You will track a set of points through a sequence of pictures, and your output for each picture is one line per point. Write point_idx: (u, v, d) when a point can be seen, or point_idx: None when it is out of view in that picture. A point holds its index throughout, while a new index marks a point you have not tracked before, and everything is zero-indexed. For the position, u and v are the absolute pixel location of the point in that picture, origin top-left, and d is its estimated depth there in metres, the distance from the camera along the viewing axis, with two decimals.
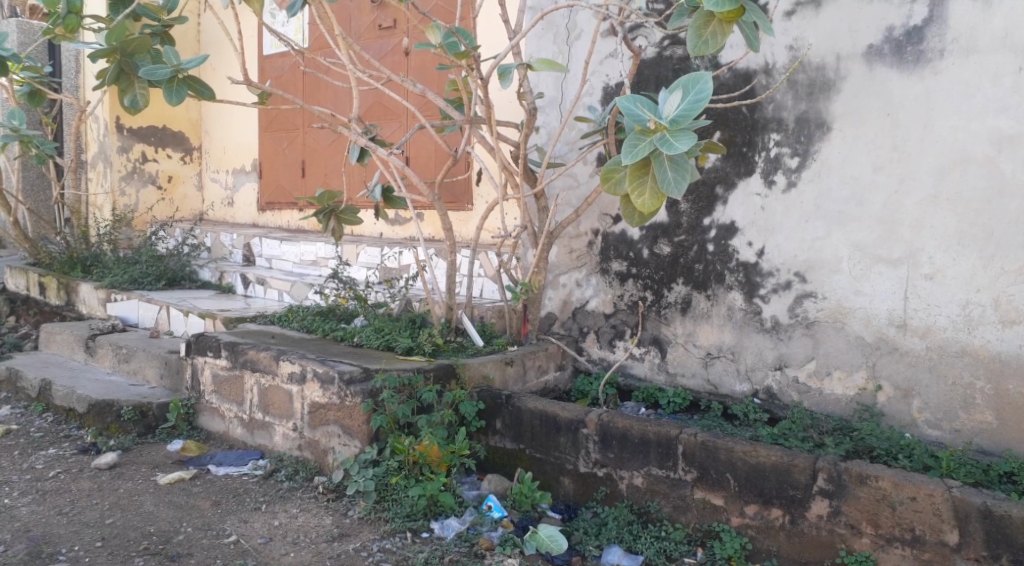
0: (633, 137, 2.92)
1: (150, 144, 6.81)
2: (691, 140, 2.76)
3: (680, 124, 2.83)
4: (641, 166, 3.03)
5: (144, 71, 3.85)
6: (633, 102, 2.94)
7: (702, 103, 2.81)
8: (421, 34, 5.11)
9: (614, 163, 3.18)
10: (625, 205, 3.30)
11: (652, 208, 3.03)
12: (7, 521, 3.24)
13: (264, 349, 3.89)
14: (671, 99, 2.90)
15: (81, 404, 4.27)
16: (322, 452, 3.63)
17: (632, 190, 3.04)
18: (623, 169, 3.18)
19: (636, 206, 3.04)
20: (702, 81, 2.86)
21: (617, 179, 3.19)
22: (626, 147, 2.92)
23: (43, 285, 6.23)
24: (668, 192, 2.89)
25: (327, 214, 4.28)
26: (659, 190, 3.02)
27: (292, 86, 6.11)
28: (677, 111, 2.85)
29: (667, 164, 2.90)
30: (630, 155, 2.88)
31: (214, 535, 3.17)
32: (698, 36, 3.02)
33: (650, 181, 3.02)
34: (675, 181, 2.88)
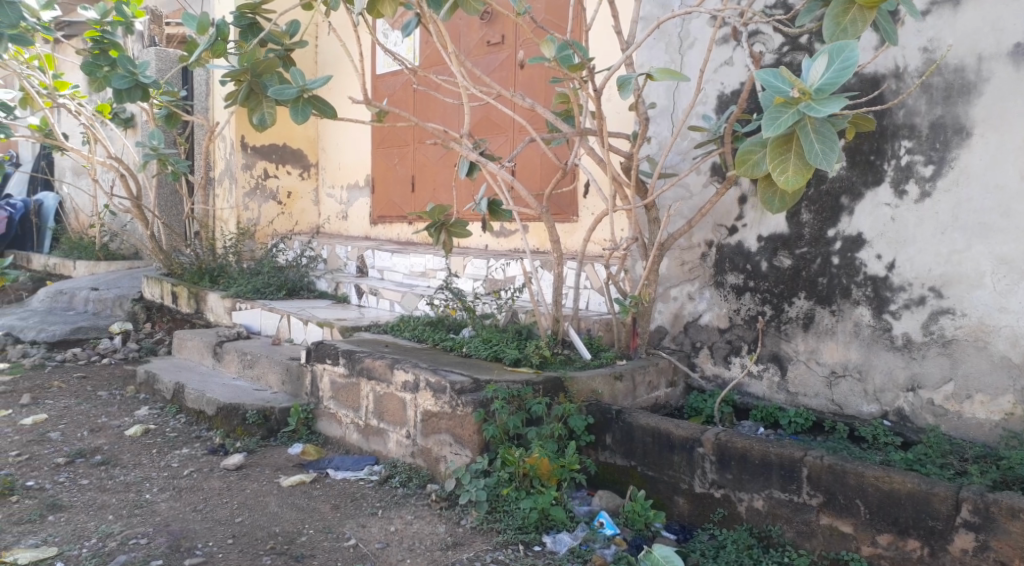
0: (775, 108, 2.84)
1: (272, 161, 7.10)
2: (839, 104, 2.65)
3: (825, 92, 2.73)
4: (784, 142, 2.94)
5: (272, 91, 4.04)
6: (775, 75, 2.86)
7: (851, 68, 2.70)
8: (532, 48, 5.13)
9: (753, 144, 3.11)
10: (765, 189, 3.22)
11: (796, 185, 2.93)
12: (148, 515, 3.43)
13: (379, 358, 3.98)
14: (816, 66, 2.80)
15: (210, 407, 4.48)
16: (434, 460, 3.68)
17: (775, 167, 2.95)
18: (762, 149, 3.09)
19: (779, 184, 2.95)
20: (849, 49, 2.75)
21: (756, 160, 3.10)
22: (768, 119, 2.83)
23: (176, 294, 6.60)
24: (814, 164, 2.77)
25: (437, 227, 4.35)
26: (804, 166, 2.92)
27: (403, 103, 6.25)
28: (823, 79, 2.75)
29: (812, 136, 2.79)
30: (773, 126, 2.80)
31: (335, 538, 3.24)
32: (838, 23, 2.94)
33: (795, 156, 2.93)
34: (823, 153, 2.76)
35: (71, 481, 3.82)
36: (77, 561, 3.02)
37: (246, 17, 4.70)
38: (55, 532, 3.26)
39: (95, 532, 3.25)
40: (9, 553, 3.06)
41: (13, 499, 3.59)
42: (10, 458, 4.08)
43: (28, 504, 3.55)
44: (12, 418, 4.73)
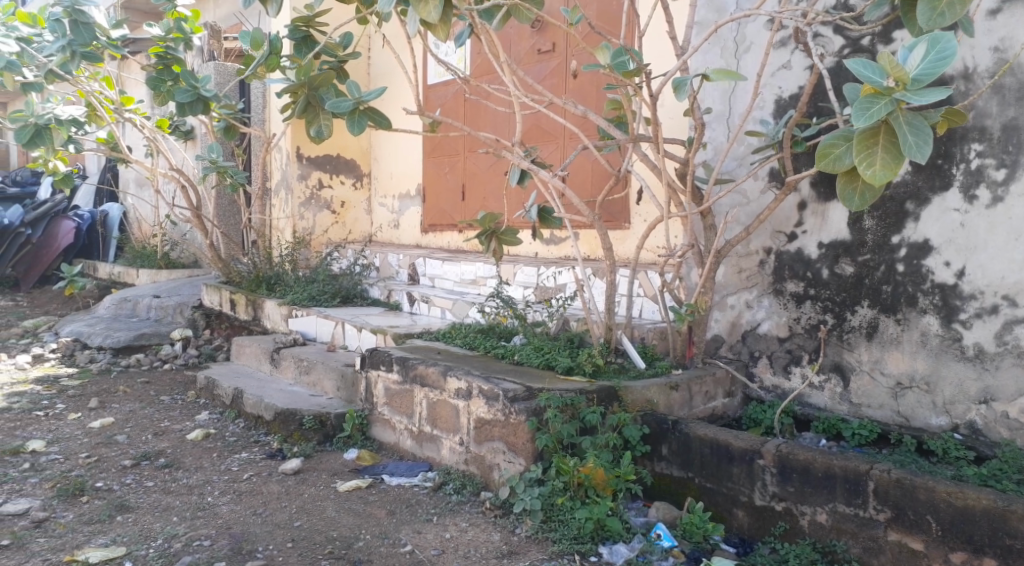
0: (866, 99, 2.78)
1: (326, 171, 7.20)
2: (940, 95, 2.61)
3: (921, 83, 2.70)
4: (871, 136, 2.87)
5: (328, 104, 4.12)
6: (867, 66, 2.80)
7: (949, 59, 2.66)
8: (584, 55, 5.12)
9: (834, 138, 3.03)
10: (844, 185, 3.11)
11: (884, 180, 2.86)
12: (211, 518, 3.49)
13: (432, 365, 4.00)
14: (912, 57, 2.76)
15: (268, 412, 4.55)
16: (488, 468, 3.67)
17: (862, 161, 2.88)
18: (844, 143, 3.01)
19: (866, 178, 2.88)
20: (944, 40, 2.71)
21: (837, 154, 3.01)
22: (858, 110, 2.77)
23: (234, 302, 6.72)
24: (908, 157, 2.72)
25: (488, 235, 4.37)
26: (891, 161, 2.85)
27: (453, 112, 6.29)
28: (918, 69, 2.72)
29: (905, 127, 2.76)
30: (865, 117, 2.74)
31: (391, 544, 3.26)
32: (933, 8, 2.86)
33: (882, 150, 2.86)
34: (917, 146, 2.71)
35: (137, 483, 3.91)
36: (144, 561, 3.10)
37: (301, 31, 4.81)
38: (123, 533, 3.35)
39: (160, 533, 3.33)
40: (80, 552, 3.15)
41: (83, 500, 3.70)
42: (79, 460, 4.20)
43: (97, 504, 3.65)
44: (80, 421, 4.88)
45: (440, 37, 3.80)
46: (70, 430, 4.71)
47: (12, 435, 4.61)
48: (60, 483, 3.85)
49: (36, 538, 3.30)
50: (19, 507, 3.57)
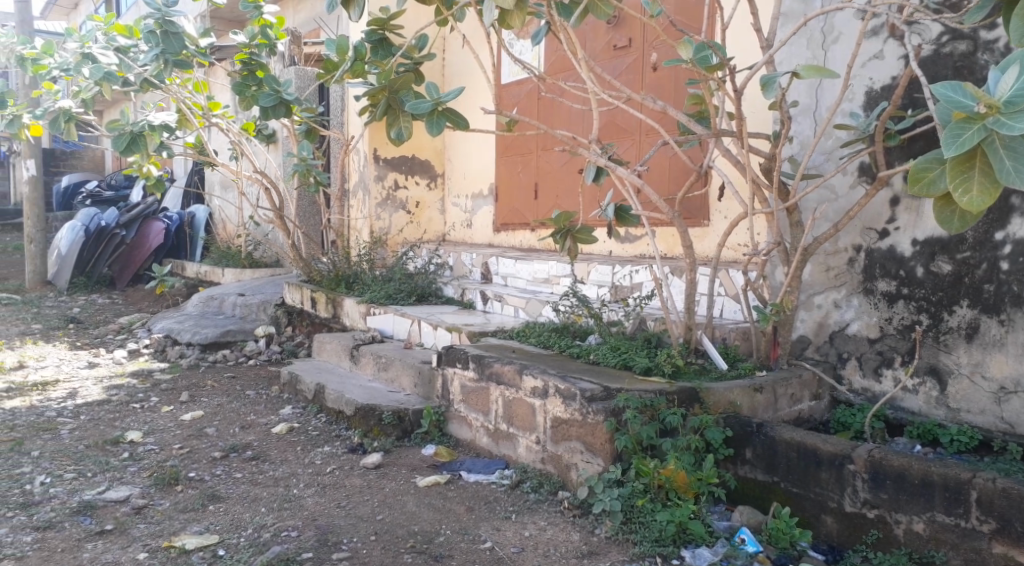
0: (956, 126, 2.65)
1: (402, 172, 7.26)
2: None
3: (1016, 105, 2.54)
4: (966, 159, 2.72)
5: (408, 107, 4.18)
6: (955, 88, 2.67)
7: None
8: (662, 50, 5.03)
9: (928, 161, 2.88)
10: (942, 207, 2.96)
11: (983, 205, 2.70)
12: (297, 509, 3.57)
13: (508, 363, 3.99)
14: (1006, 78, 2.61)
15: (349, 407, 4.63)
16: (565, 468, 3.64)
17: (957, 187, 2.74)
18: (939, 165, 2.87)
19: (963, 205, 2.74)
20: None
21: (932, 178, 2.88)
22: (948, 138, 2.65)
23: (314, 300, 6.87)
24: (1008, 184, 2.56)
25: (563, 234, 4.34)
26: (990, 184, 2.69)
27: (527, 110, 6.26)
28: (1012, 92, 2.57)
29: (1002, 152, 2.59)
30: (955, 146, 2.62)
31: (471, 540, 3.27)
32: None
33: (980, 173, 2.71)
34: (1015, 172, 2.56)
35: (227, 474, 4.03)
36: (236, 550, 3.19)
37: (377, 33, 4.90)
38: (216, 521, 3.46)
39: (250, 523, 3.43)
40: (177, 539, 3.28)
41: (178, 489, 3.83)
42: (172, 450, 4.36)
43: (191, 494, 3.78)
44: (172, 413, 5.06)
45: (518, 22, 3.88)
46: (164, 422, 4.89)
47: (110, 425, 4.81)
48: (156, 472, 3.99)
49: (136, 524, 3.45)
50: (120, 494, 3.73)
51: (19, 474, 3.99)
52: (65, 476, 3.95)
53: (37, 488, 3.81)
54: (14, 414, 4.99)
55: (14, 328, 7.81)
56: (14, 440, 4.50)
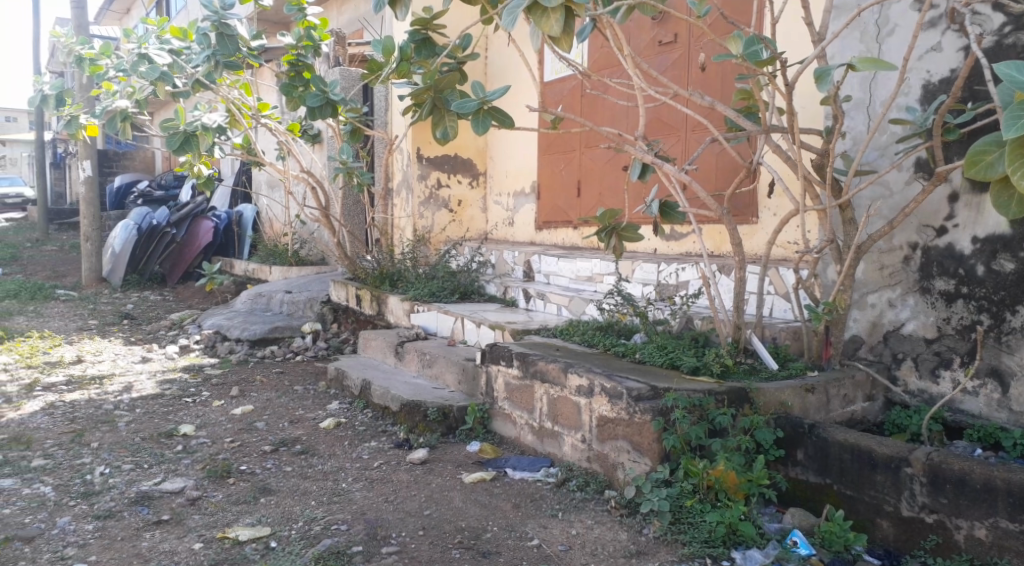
0: (1017, 106, 2.60)
1: (444, 171, 7.26)
2: None
3: None
4: None
5: (454, 105, 4.20)
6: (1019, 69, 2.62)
7: None
8: (708, 45, 4.96)
9: (987, 143, 2.92)
10: (999, 191, 3.00)
11: None
12: (346, 503, 3.61)
13: (553, 361, 3.98)
14: None
15: (394, 403, 4.66)
16: (611, 467, 3.62)
17: (1016, 170, 2.69)
18: (998, 149, 2.90)
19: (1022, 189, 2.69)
20: None
21: (990, 161, 2.90)
22: (1009, 119, 2.60)
23: (359, 297, 6.93)
24: None
25: (608, 232, 4.31)
26: None
27: (570, 108, 6.23)
28: None
29: None
30: (1015, 127, 2.57)
31: (518, 537, 3.27)
32: None
33: None
34: None
35: (277, 468, 4.09)
36: (288, 542, 3.24)
37: (421, 33, 4.93)
38: (268, 514, 3.51)
39: (301, 516, 3.47)
40: (231, 530, 3.34)
41: (230, 481, 3.90)
42: (224, 444, 4.44)
43: (243, 486, 3.84)
44: (223, 407, 5.16)
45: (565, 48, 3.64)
46: (216, 416, 4.98)
47: (164, 418, 4.92)
48: (209, 465, 4.07)
49: (192, 515, 3.52)
50: (175, 486, 3.81)
51: (80, 465, 4.10)
52: (124, 467, 4.05)
53: (97, 478, 3.91)
54: (73, 407, 5.13)
55: (72, 323, 8.03)
56: (75, 431, 4.63)
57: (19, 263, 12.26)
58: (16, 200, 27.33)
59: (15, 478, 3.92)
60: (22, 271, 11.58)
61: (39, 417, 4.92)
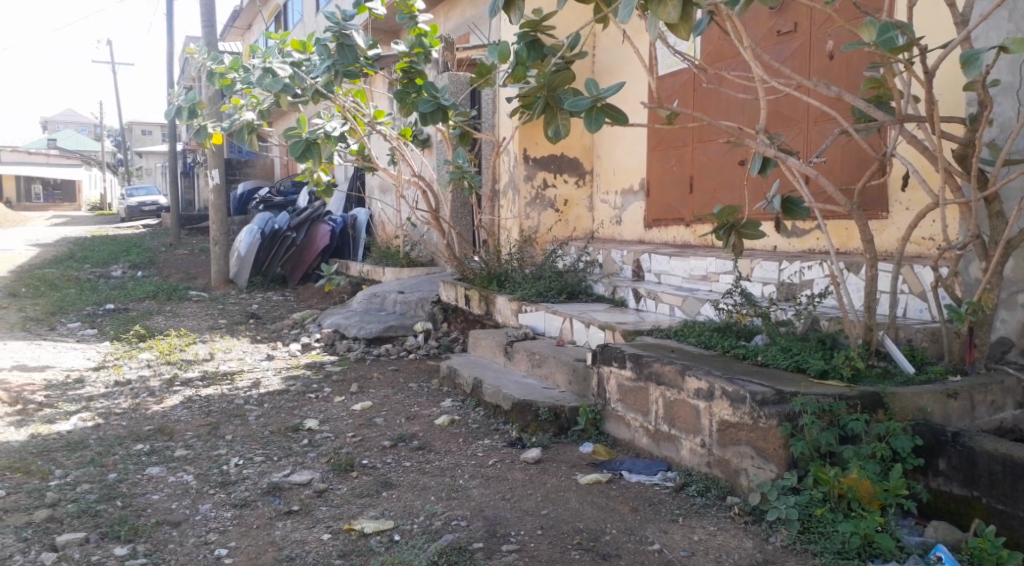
0: None
1: (551, 171, 7.20)
2: None
3: None
4: None
5: (567, 104, 4.16)
6: None
7: None
8: (832, 32, 4.74)
9: None
10: None
11: None
12: (464, 500, 3.64)
13: (669, 363, 3.89)
14: None
15: (507, 402, 4.66)
16: (733, 472, 3.51)
17: None
18: None
19: None
20: None
21: None
22: None
23: (468, 297, 6.99)
24: None
25: (727, 229, 4.17)
26: None
27: (683, 102, 6.08)
28: None
29: None
30: None
31: (638, 541, 3.22)
32: None
33: None
34: None
35: (396, 462, 4.18)
36: (411, 535, 3.31)
37: (529, 35, 4.93)
38: (390, 507, 3.59)
39: (421, 510, 3.53)
40: (357, 522, 3.43)
41: (353, 474, 4.00)
42: (346, 438, 4.57)
43: (366, 479, 3.94)
44: (344, 403, 5.30)
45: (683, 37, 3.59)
46: (337, 411, 5.13)
47: (290, 413, 5.11)
48: (334, 458, 4.19)
49: (319, 507, 3.63)
50: (303, 478, 3.94)
51: (216, 455, 4.31)
52: (256, 459, 4.23)
53: (232, 468, 4.10)
54: (209, 401, 5.40)
55: (204, 322, 8.49)
56: (211, 424, 4.87)
57: (156, 266, 13.05)
58: (151, 208, 29.12)
59: (160, 466, 4.16)
60: (159, 274, 12.33)
61: (178, 410, 5.21)
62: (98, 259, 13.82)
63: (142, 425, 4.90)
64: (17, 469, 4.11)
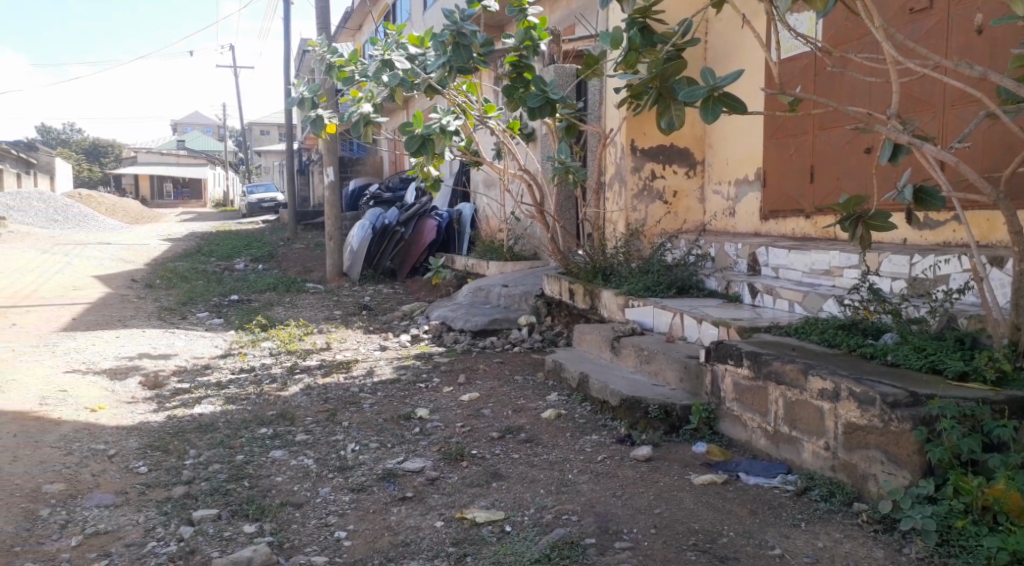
0: None
1: (660, 162, 7.04)
2: None
3: None
4: None
5: (682, 94, 4.02)
6: None
7: None
8: (974, 7, 4.41)
9: None
10: None
11: None
12: (574, 495, 3.58)
13: (790, 361, 3.70)
14: None
15: (614, 398, 4.57)
16: (861, 477, 3.31)
17: None
18: None
19: None
20: None
21: None
22: None
23: (573, 291, 6.91)
24: None
25: (853, 220, 3.93)
26: None
27: (804, 88, 5.80)
28: None
29: None
30: None
31: (757, 544, 3.09)
32: None
33: None
34: None
35: (505, 454, 4.16)
36: (522, 527, 3.29)
37: (639, 21, 4.79)
38: (500, 498, 3.57)
39: (532, 503, 3.50)
40: (468, 511, 3.44)
41: (464, 464, 4.01)
42: (456, 428, 4.59)
43: (476, 469, 3.94)
44: (452, 394, 5.34)
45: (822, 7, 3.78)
46: (446, 401, 5.18)
47: (402, 402, 5.19)
48: (444, 447, 4.22)
49: (432, 494, 3.65)
50: (416, 465, 3.98)
51: (335, 441, 4.42)
52: (371, 445, 4.31)
53: (349, 454, 4.19)
54: (326, 388, 5.56)
55: (321, 313, 8.76)
56: (329, 410, 5.01)
57: (275, 260, 13.59)
58: (270, 204, 30.40)
59: (283, 450, 4.29)
60: (279, 267, 12.83)
61: (299, 397, 5.38)
62: (224, 253, 14.51)
63: (266, 410, 5.08)
64: (156, 448, 4.34)
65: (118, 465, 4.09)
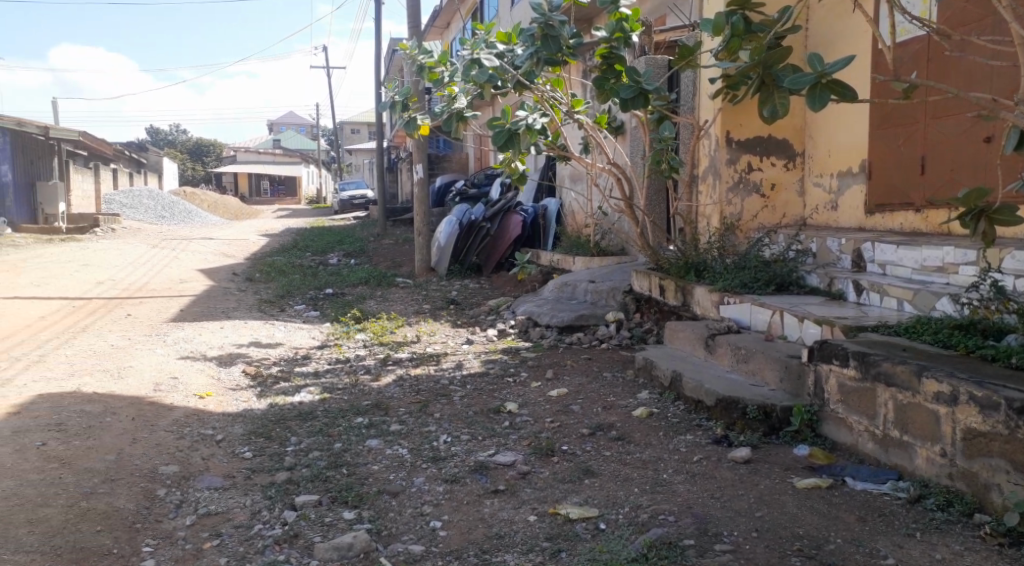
0: None
1: (757, 154, 6.82)
2: None
3: None
4: None
5: (787, 81, 3.86)
6: None
7: None
8: None
9: None
10: None
11: None
12: (670, 495, 3.48)
13: (901, 362, 3.47)
14: None
15: (710, 397, 4.43)
16: (982, 487, 3.12)
17: None
18: None
19: None
20: None
21: None
22: None
23: (664, 287, 6.77)
24: None
25: (975, 214, 3.67)
26: None
27: (917, 75, 5.50)
28: None
29: None
30: None
31: (868, 553, 2.94)
32: None
33: None
34: None
35: (597, 451, 4.10)
36: (617, 526, 3.22)
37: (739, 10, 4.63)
38: (593, 495, 3.52)
39: (626, 501, 3.43)
40: (561, 507, 3.39)
41: (554, 459, 3.97)
42: (545, 423, 4.55)
43: (567, 465, 3.89)
44: (541, 389, 5.30)
45: None
46: (535, 396, 5.14)
47: (491, 396, 5.18)
48: (535, 442, 4.19)
49: (524, 488, 3.63)
50: (507, 459, 3.95)
51: (427, 432, 4.45)
52: (462, 437, 4.32)
53: (442, 445, 4.21)
54: (417, 380, 5.62)
55: (411, 307, 8.87)
56: (420, 402, 5.05)
57: (366, 254, 13.85)
58: (361, 201, 31.04)
59: (378, 439, 4.34)
60: (370, 261, 13.07)
61: (391, 388, 5.44)
62: (317, 248, 14.88)
63: (361, 400, 5.16)
64: (259, 434, 4.45)
65: (225, 450, 4.22)
